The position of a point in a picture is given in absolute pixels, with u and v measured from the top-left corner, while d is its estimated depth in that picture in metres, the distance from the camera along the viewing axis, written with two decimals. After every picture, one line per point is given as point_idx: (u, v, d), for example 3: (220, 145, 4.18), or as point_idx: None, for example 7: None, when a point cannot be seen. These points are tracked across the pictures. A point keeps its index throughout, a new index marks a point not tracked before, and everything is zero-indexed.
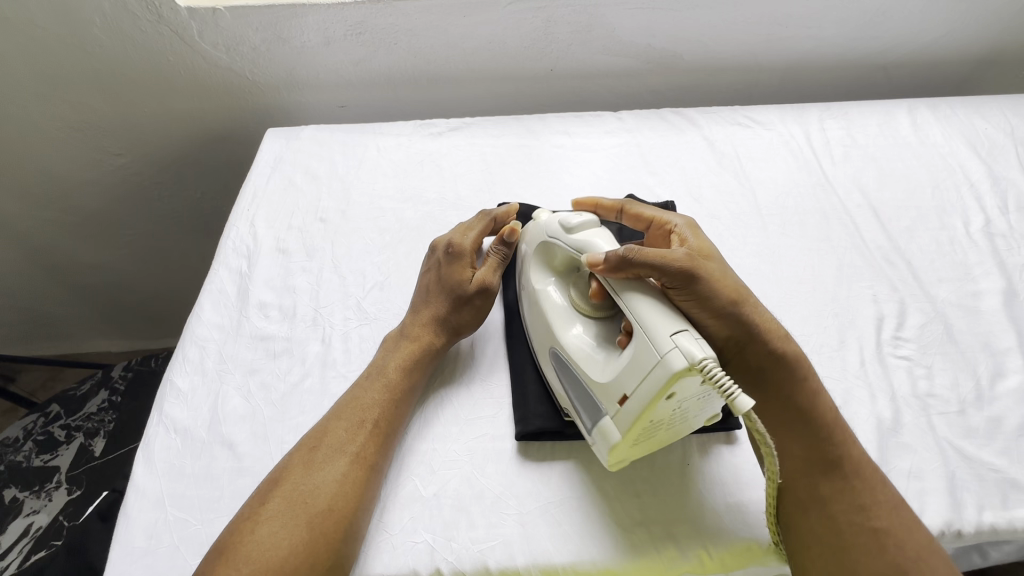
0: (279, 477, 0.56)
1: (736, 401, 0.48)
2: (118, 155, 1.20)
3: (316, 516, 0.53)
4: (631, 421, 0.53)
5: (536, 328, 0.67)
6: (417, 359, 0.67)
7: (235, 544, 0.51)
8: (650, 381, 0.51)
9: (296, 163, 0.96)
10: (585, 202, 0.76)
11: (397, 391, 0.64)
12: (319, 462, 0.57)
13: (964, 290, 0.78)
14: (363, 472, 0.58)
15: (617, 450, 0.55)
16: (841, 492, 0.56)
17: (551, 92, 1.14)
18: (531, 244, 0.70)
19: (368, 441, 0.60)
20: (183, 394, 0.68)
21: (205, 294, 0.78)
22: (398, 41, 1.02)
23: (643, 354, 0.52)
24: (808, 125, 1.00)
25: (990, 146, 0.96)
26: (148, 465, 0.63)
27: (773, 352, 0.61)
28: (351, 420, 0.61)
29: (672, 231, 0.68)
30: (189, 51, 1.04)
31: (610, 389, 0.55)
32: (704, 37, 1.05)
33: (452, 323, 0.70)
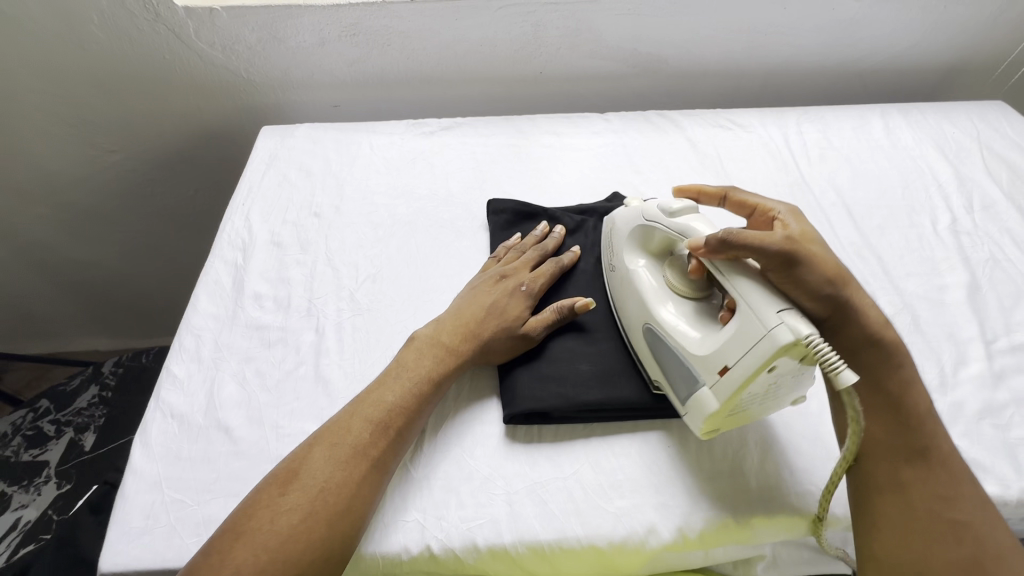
0: (298, 469, 0.55)
1: (840, 376, 0.50)
2: (111, 152, 1.21)
3: (334, 516, 0.53)
4: (731, 391, 0.55)
5: (629, 307, 0.69)
6: (449, 370, 0.66)
7: (253, 529, 0.51)
8: (755, 355, 0.53)
9: (290, 160, 0.98)
10: (687, 188, 0.72)
11: (424, 399, 0.63)
12: (342, 462, 0.56)
13: (931, 284, 0.82)
14: (380, 474, 0.58)
15: (711, 417, 0.57)
16: (923, 478, 0.55)
17: (540, 94, 1.17)
18: (623, 227, 0.72)
19: (388, 443, 0.59)
20: (180, 381, 0.70)
21: (201, 285, 0.80)
22: (391, 43, 1.05)
23: (747, 327, 0.54)
24: (786, 128, 1.05)
25: (957, 149, 1.01)
26: (146, 448, 0.64)
27: (872, 339, 0.60)
28: (374, 420, 0.60)
29: (775, 218, 0.64)
30: (186, 49, 1.06)
31: (708, 360, 0.57)
32: (687, 43, 1.09)
33: (483, 349, 0.68)
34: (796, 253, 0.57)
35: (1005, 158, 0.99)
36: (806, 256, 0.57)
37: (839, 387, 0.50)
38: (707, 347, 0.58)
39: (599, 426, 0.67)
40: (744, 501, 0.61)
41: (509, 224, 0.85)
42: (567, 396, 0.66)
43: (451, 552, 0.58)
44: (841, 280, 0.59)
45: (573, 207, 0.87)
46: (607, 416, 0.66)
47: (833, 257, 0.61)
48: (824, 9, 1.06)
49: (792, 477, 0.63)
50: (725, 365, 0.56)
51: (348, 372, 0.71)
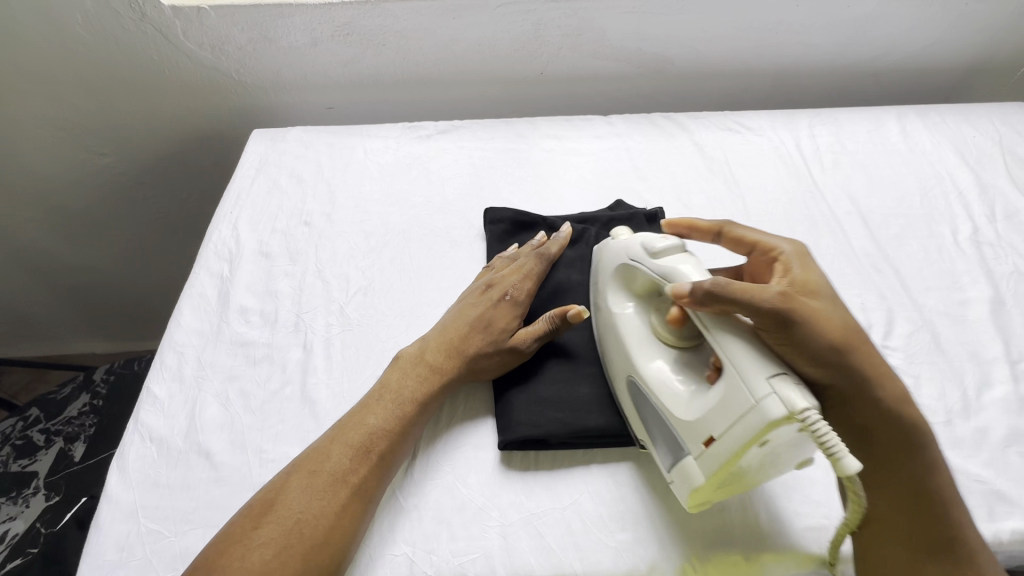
0: (275, 499, 0.52)
1: (841, 461, 0.46)
2: (101, 155, 1.18)
3: (311, 549, 0.50)
4: (717, 466, 0.50)
5: (611, 351, 0.64)
6: (435, 388, 0.63)
7: (222, 566, 0.48)
8: (743, 432, 0.48)
9: (281, 165, 0.94)
10: (678, 221, 0.67)
11: (407, 421, 0.60)
12: (320, 490, 0.53)
13: (952, 299, 0.77)
14: (362, 503, 0.54)
15: (699, 490, 0.52)
16: (941, 562, 0.51)
17: (542, 95, 1.13)
18: (606, 263, 0.67)
19: (370, 471, 0.56)
20: (160, 401, 0.67)
21: (185, 298, 0.77)
22: (386, 43, 1.01)
23: (734, 396, 0.49)
24: (798, 131, 1.00)
25: (978, 154, 0.96)
26: (122, 474, 0.61)
27: (886, 409, 0.54)
28: (354, 445, 0.56)
29: (777, 259, 0.59)
30: (175, 50, 1.02)
31: (692, 427, 0.52)
32: (694, 42, 1.05)
33: (471, 365, 0.65)
34: (788, 313, 0.51)
35: None
36: (801, 321, 0.51)
37: (840, 472, 0.46)
38: (691, 411, 0.53)
39: (600, 452, 0.63)
40: (753, 536, 0.57)
41: (508, 234, 0.81)
42: (565, 421, 0.62)
43: None
44: (849, 348, 0.53)
45: (574, 216, 0.83)
46: (607, 442, 0.62)
47: (841, 315, 0.55)
48: (839, 6, 1.01)
49: (803, 510, 0.59)
50: (711, 436, 0.51)
51: (336, 392, 0.67)
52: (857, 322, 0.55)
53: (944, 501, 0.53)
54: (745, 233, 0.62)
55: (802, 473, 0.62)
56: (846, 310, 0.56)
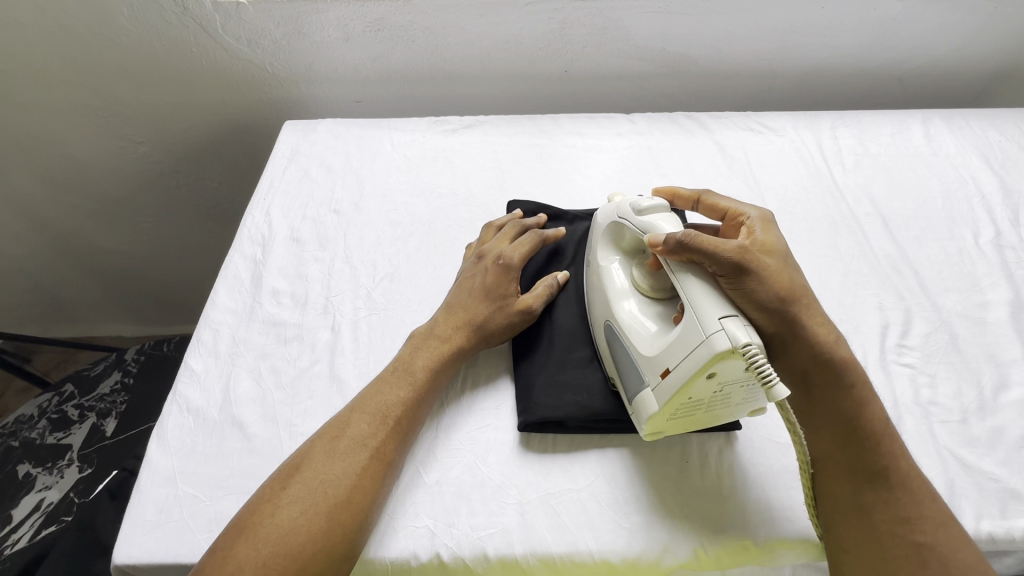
0: (301, 463, 0.55)
1: (773, 390, 0.48)
2: (139, 143, 1.23)
3: (333, 507, 0.52)
4: (670, 398, 0.54)
5: (594, 301, 0.68)
6: (449, 361, 0.65)
7: (254, 524, 0.50)
8: (695, 365, 0.51)
9: (312, 155, 0.98)
10: (664, 190, 0.74)
11: (420, 388, 0.62)
12: (340, 453, 0.55)
13: (971, 301, 0.78)
14: (382, 468, 0.56)
15: (655, 420, 0.57)
16: (883, 502, 0.54)
17: (565, 93, 1.15)
18: (600, 222, 0.71)
19: (388, 436, 0.58)
20: (197, 375, 0.70)
21: (221, 279, 0.80)
22: (416, 39, 1.04)
23: (690, 338, 0.53)
24: (820, 133, 1.01)
25: (1003, 158, 0.96)
26: (162, 442, 0.64)
27: (821, 355, 0.58)
28: (373, 413, 0.59)
29: (743, 224, 0.64)
30: (212, 44, 1.07)
31: (653, 363, 0.56)
32: (719, 42, 1.06)
33: (481, 330, 0.67)
34: (744, 266, 0.55)
35: None
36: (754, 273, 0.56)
37: (772, 400, 0.48)
38: (654, 349, 0.57)
39: (616, 437, 0.65)
40: (764, 522, 0.59)
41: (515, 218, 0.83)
42: (583, 404, 0.64)
43: (460, 561, 0.57)
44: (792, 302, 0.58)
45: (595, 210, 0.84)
46: (623, 426, 0.64)
47: (789, 273, 0.59)
48: (865, 9, 1.01)
49: None
50: (666, 370, 0.55)
51: (362, 372, 0.70)
52: (800, 280, 0.60)
53: (875, 437, 0.56)
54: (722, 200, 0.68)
55: None
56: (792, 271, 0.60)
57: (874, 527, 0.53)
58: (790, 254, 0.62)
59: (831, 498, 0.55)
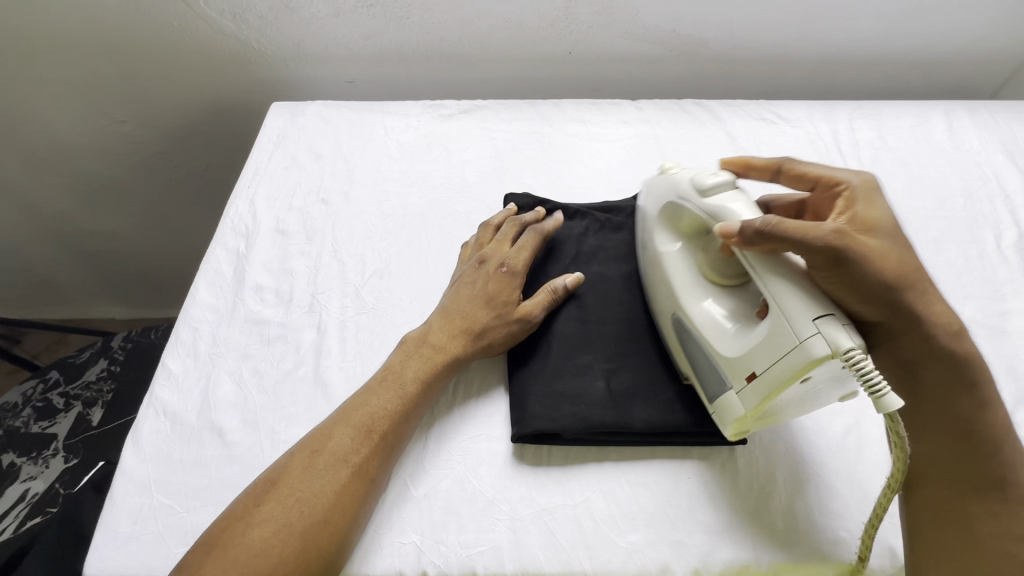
0: (277, 478, 0.52)
1: (882, 400, 0.46)
2: (122, 122, 1.17)
3: (310, 528, 0.49)
4: (761, 402, 0.52)
5: (660, 289, 0.64)
6: (440, 372, 0.61)
7: (225, 541, 0.48)
8: (789, 367, 0.49)
9: (300, 140, 0.92)
10: (733, 161, 0.66)
11: (410, 401, 0.58)
12: (320, 469, 0.52)
13: (991, 309, 0.74)
14: (364, 486, 0.53)
15: (741, 420, 0.55)
16: (993, 513, 0.52)
17: (568, 77, 1.09)
18: (654, 202, 0.67)
19: (372, 451, 0.54)
20: (175, 376, 0.67)
21: (202, 273, 0.76)
22: (410, 16, 0.98)
23: (780, 336, 0.50)
24: (836, 124, 0.96)
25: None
26: (137, 448, 0.61)
27: (938, 349, 0.53)
28: (357, 426, 0.55)
29: (841, 193, 0.58)
30: (196, 19, 1.01)
31: (739, 363, 0.54)
32: (733, 25, 1.00)
33: (480, 340, 0.64)
34: (846, 255, 0.50)
35: None
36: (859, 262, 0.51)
37: (881, 411, 0.46)
38: (737, 344, 0.54)
39: (615, 450, 0.62)
40: (767, 543, 0.56)
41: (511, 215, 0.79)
42: (581, 416, 0.60)
43: None
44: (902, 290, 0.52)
45: (597, 205, 0.79)
46: (621, 439, 0.61)
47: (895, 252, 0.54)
48: None
49: (824, 522, 0.57)
50: (754, 373, 0.52)
51: (349, 376, 0.67)
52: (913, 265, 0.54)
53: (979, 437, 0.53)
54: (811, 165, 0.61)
55: (823, 484, 0.60)
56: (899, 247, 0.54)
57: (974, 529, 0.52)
58: (897, 229, 0.56)
59: (919, 502, 0.54)
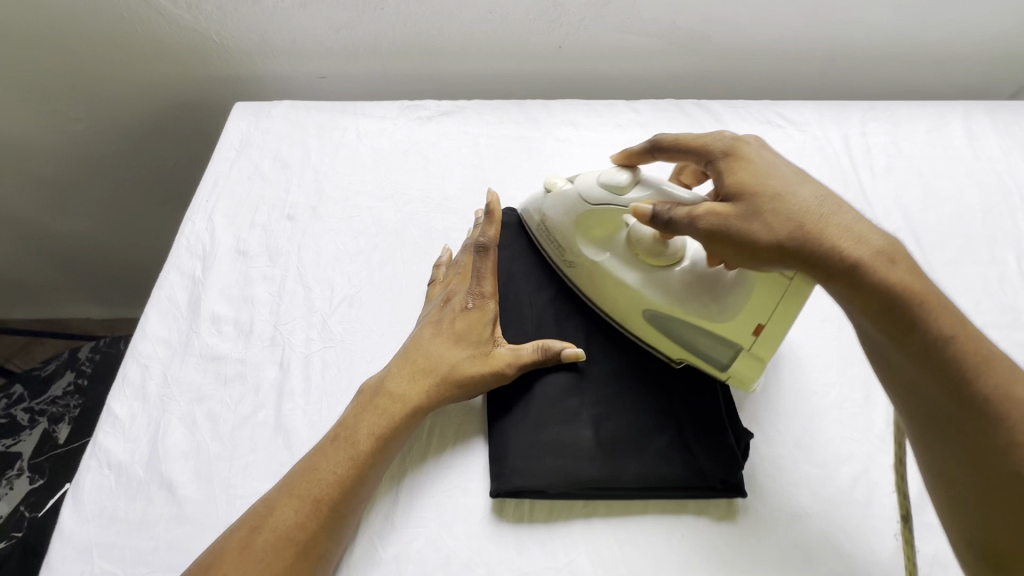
0: (212, 561, 0.46)
1: None
2: (76, 121, 1.08)
3: None
4: (777, 340, 0.56)
5: (619, 300, 0.62)
6: (400, 427, 0.55)
7: None
8: (787, 303, 0.54)
9: (264, 146, 0.85)
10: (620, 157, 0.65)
11: (363, 464, 0.52)
12: (259, 549, 0.47)
13: (1011, 339, 0.68)
14: (311, 566, 0.48)
15: (761, 368, 0.59)
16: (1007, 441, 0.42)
17: (559, 73, 1.00)
18: (559, 226, 0.65)
19: (322, 527, 0.49)
20: (120, 422, 0.60)
21: (153, 301, 0.69)
22: (385, 6, 0.90)
23: (764, 281, 0.54)
24: (846, 128, 0.88)
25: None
26: (77, 507, 0.55)
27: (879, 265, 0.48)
28: (303, 496, 0.50)
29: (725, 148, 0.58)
30: (147, 8, 0.92)
31: (738, 327, 0.56)
32: (737, 18, 0.92)
33: (448, 387, 0.58)
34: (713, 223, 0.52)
35: None
36: (727, 220, 0.52)
37: None
38: (723, 307, 0.57)
39: (602, 504, 0.57)
40: None
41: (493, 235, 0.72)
42: (565, 470, 0.55)
43: None
44: (784, 220, 0.50)
45: None
46: (610, 494, 0.56)
47: (772, 180, 0.53)
48: None
49: None
50: (761, 324, 0.56)
51: (312, 421, 0.61)
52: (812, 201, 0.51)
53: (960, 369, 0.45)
54: (675, 147, 0.60)
55: (828, 542, 0.55)
56: (772, 171, 0.54)
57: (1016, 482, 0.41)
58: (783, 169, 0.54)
59: (944, 473, 0.45)
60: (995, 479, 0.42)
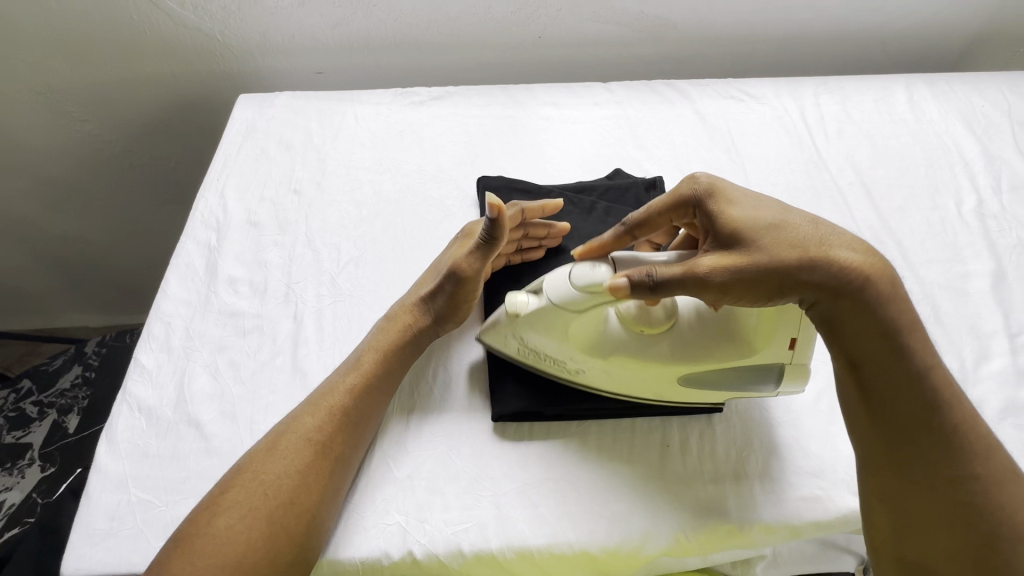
0: (242, 465, 0.53)
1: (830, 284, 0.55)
2: (82, 122, 1.14)
3: (277, 510, 0.50)
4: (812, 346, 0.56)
5: (632, 381, 0.59)
6: (401, 342, 0.63)
7: (191, 533, 0.48)
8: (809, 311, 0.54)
9: (270, 131, 0.91)
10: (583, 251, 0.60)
11: (372, 373, 0.60)
12: (282, 451, 0.54)
13: (953, 272, 0.76)
14: (329, 464, 0.54)
15: (807, 371, 0.57)
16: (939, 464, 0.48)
17: (539, 61, 1.08)
18: (559, 367, 0.61)
19: (338, 431, 0.56)
20: (148, 372, 0.66)
21: (172, 268, 0.75)
22: (377, 2, 0.97)
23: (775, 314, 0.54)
24: (803, 99, 0.96)
25: (986, 123, 0.92)
26: (111, 445, 0.60)
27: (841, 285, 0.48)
28: (320, 407, 0.57)
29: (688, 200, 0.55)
30: (155, 10, 0.99)
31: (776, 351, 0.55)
32: (698, 5, 1.01)
33: (433, 307, 0.65)
34: (719, 273, 0.49)
35: None
36: (733, 263, 0.49)
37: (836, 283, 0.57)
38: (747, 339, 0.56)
39: (595, 422, 0.63)
40: (748, 506, 0.58)
41: (485, 199, 0.80)
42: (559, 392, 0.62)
43: (434, 558, 0.55)
44: (793, 252, 0.48)
45: (571, 184, 0.80)
46: (600, 411, 0.62)
47: (768, 213, 0.51)
48: None
49: (801, 481, 0.59)
50: (795, 336, 0.55)
51: (327, 363, 0.66)
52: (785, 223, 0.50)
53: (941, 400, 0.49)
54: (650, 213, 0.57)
55: (797, 443, 0.61)
56: (768, 209, 0.51)
57: (965, 502, 0.48)
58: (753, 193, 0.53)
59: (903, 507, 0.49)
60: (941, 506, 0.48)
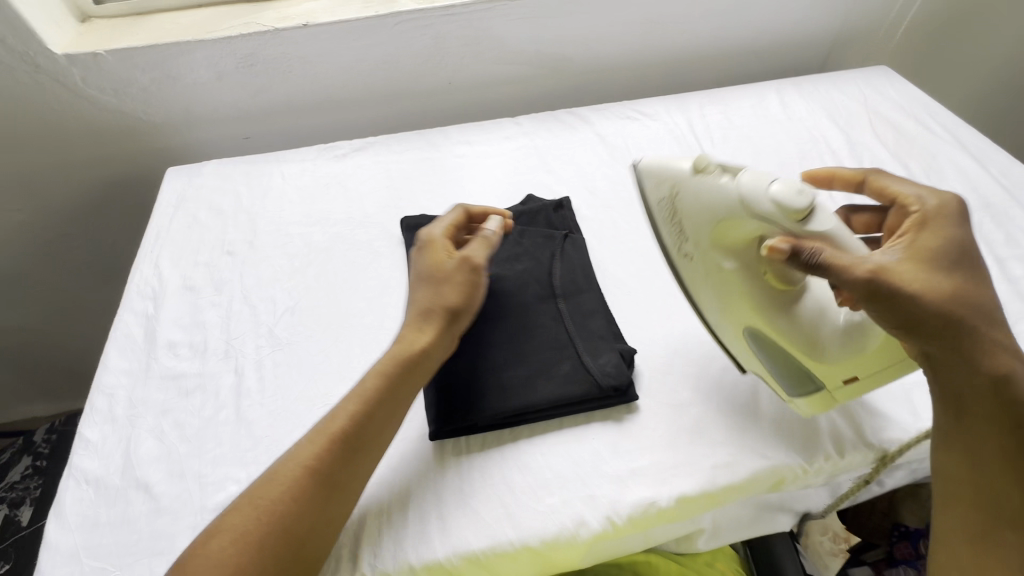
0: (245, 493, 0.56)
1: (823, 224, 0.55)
2: (11, 212, 1.15)
3: (275, 539, 0.53)
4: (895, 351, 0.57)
5: (710, 298, 0.65)
6: (397, 355, 0.64)
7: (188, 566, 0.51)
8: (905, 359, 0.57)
9: (200, 199, 0.95)
10: (820, 171, 0.69)
11: (369, 398, 0.61)
12: (281, 476, 0.56)
13: None
14: (325, 489, 0.56)
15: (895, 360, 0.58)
16: (1003, 496, 0.53)
17: (452, 105, 1.17)
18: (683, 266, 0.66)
19: (336, 457, 0.58)
20: (94, 444, 0.67)
21: (111, 341, 0.77)
22: (292, 69, 1.04)
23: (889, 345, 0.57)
24: (689, 113, 1.04)
25: (847, 115, 1.04)
26: (60, 520, 0.62)
27: (941, 325, 0.52)
28: (320, 433, 0.59)
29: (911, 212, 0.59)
30: (77, 99, 1.03)
31: (841, 366, 0.58)
32: (586, 42, 1.11)
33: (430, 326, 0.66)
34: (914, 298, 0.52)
35: (893, 120, 1.03)
36: (932, 290, 0.53)
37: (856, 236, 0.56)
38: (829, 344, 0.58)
39: (525, 428, 0.67)
40: (667, 482, 0.63)
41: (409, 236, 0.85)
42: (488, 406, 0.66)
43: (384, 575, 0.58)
44: (952, 288, 0.53)
45: None
46: (528, 417, 0.67)
47: (943, 241, 0.55)
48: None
49: (717, 453, 0.65)
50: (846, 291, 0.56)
51: (270, 410, 0.69)
52: (947, 257, 0.55)
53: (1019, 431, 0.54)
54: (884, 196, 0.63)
55: (707, 418, 0.68)
56: (953, 238, 0.56)
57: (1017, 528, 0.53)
58: (934, 221, 0.57)
59: (961, 537, 0.54)
60: (994, 533, 0.53)
